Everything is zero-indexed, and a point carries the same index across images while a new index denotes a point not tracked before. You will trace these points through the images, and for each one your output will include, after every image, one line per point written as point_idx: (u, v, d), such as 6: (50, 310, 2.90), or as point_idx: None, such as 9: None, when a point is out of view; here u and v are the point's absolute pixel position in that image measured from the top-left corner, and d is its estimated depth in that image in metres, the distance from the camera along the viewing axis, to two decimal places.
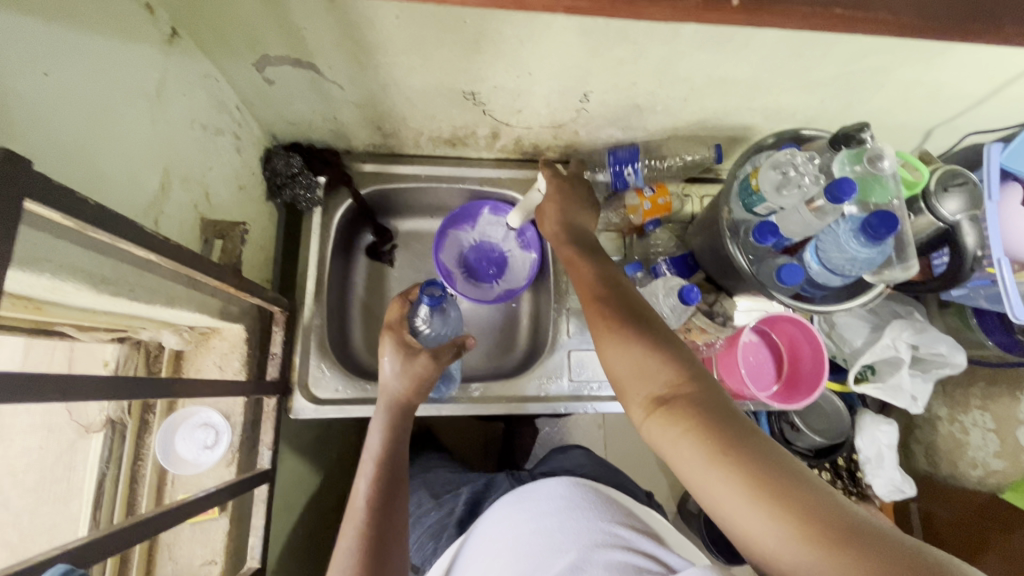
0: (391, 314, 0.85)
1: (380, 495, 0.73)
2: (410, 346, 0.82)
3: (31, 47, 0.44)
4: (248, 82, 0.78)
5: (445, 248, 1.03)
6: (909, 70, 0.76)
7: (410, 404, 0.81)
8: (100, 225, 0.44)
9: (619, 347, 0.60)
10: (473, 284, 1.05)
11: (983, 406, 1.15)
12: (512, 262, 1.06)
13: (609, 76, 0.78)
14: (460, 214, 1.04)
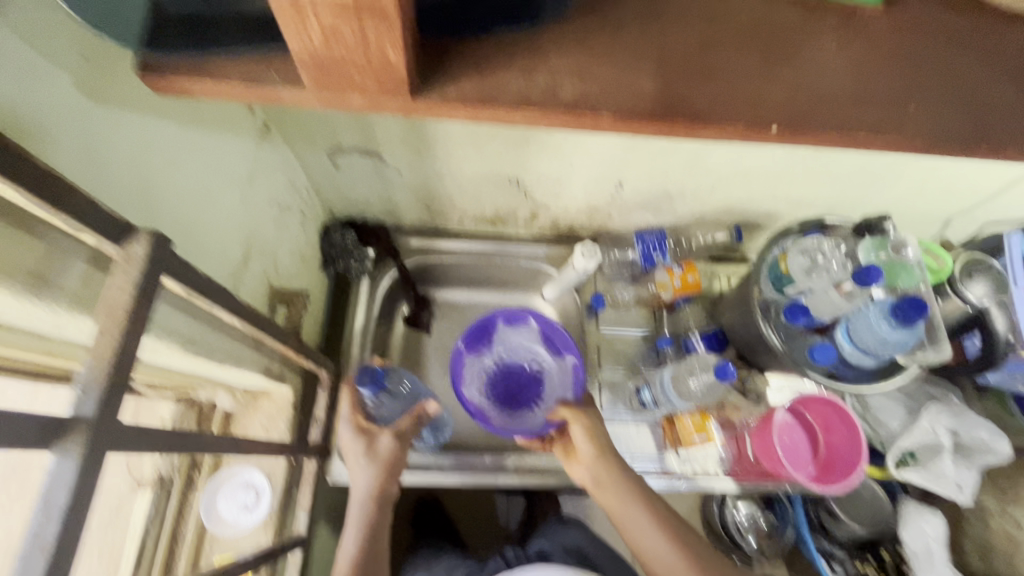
0: (342, 404, 0.83)
1: None
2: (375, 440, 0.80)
3: (167, 145, 0.52)
4: (320, 167, 0.88)
5: (467, 381, 0.93)
6: (924, 165, 0.83)
7: (386, 495, 0.78)
8: (208, 293, 0.50)
9: None
10: (512, 414, 0.88)
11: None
12: (551, 375, 0.93)
13: (643, 166, 0.86)
14: (472, 335, 0.95)
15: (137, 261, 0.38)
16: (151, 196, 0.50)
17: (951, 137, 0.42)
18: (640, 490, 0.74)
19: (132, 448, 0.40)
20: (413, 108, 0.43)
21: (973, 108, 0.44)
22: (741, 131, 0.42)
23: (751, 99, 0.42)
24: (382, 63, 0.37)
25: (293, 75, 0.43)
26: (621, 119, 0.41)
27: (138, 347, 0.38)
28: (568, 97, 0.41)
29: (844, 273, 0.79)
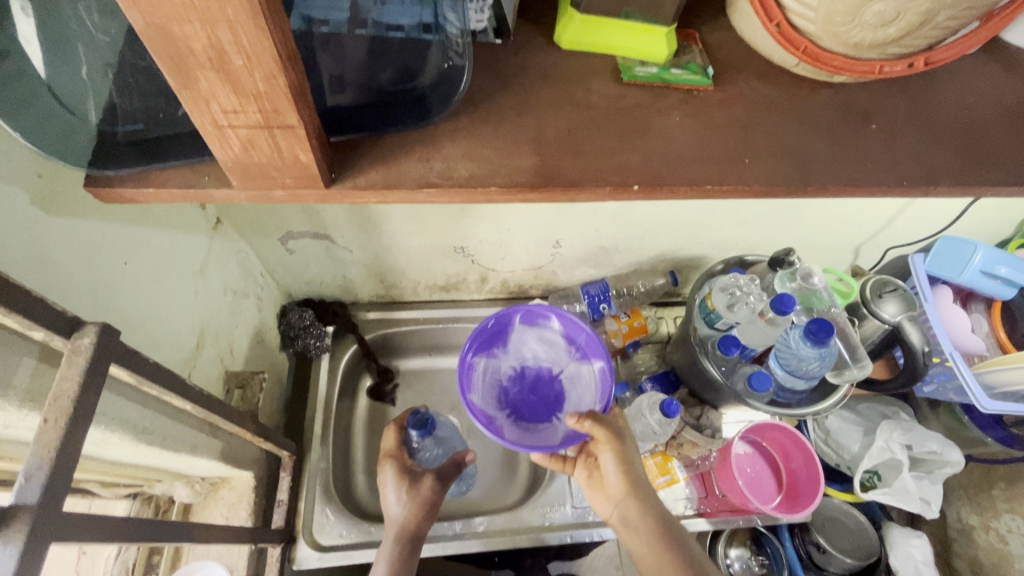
0: (388, 440, 0.88)
1: None
2: (408, 476, 0.84)
3: (119, 246, 0.57)
4: (273, 253, 0.93)
5: (477, 388, 0.86)
6: (818, 204, 0.93)
7: (419, 533, 0.81)
8: (158, 379, 0.52)
9: None
10: (529, 424, 0.85)
11: (1012, 509, 1.16)
12: (571, 382, 0.88)
13: (574, 225, 0.94)
14: (484, 339, 0.89)
15: (85, 352, 0.41)
16: (102, 294, 0.54)
17: (778, 183, 0.51)
18: (665, 528, 0.71)
19: (79, 539, 0.41)
20: (330, 195, 0.49)
21: (793, 160, 0.52)
22: (612, 192, 0.50)
23: (615, 167, 0.50)
24: (296, 163, 0.44)
25: (225, 178, 0.50)
26: (506, 190, 0.49)
27: (85, 434, 0.40)
28: (458, 177, 0.49)
29: (765, 302, 0.86)
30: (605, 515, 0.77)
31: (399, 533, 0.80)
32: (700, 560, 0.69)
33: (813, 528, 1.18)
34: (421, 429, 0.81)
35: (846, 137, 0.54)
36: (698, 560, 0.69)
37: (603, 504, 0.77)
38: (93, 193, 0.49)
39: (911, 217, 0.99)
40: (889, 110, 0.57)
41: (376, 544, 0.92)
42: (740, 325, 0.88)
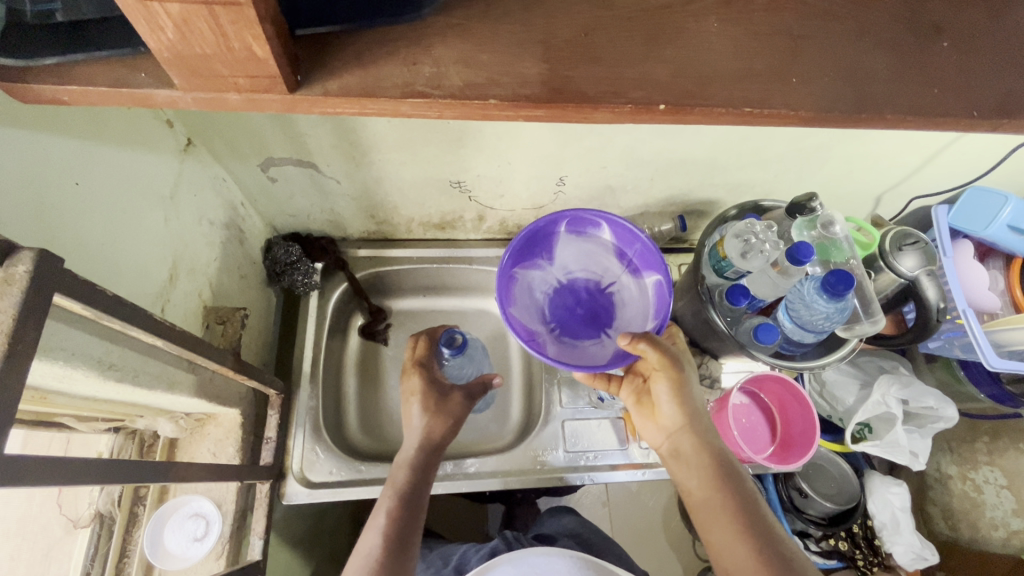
0: (416, 352, 0.87)
1: (397, 534, 0.71)
2: (429, 395, 0.84)
3: (68, 163, 0.50)
4: (254, 181, 0.86)
5: (516, 299, 0.75)
6: (849, 145, 0.85)
7: (440, 444, 0.81)
8: (118, 314, 0.47)
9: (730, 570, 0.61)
10: (577, 339, 0.73)
11: (992, 461, 1.18)
12: (623, 296, 0.77)
13: (580, 161, 0.87)
14: (527, 248, 0.77)
15: (19, 282, 0.36)
16: (49, 217, 0.48)
17: (829, 109, 0.44)
18: (720, 463, 0.66)
19: (31, 482, 0.38)
20: (298, 103, 0.42)
21: (851, 79, 0.45)
22: (631, 113, 0.43)
23: (637, 80, 0.43)
24: (250, 58, 0.37)
25: (165, 75, 0.42)
26: (509, 104, 0.42)
27: (26, 373, 0.36)
28: (453, 85, 0.42)
29: (780, 252, 0.80)
30: (655, 444, 0.73)
31: (424, 442, 0.80)
32: (756, 501, 0.64)
33: (798, 475, 1.20)
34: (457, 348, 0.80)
35: (908, 60, 0.47)
36: (754, 501, 0.64)
37: (654, 434, 0.73)
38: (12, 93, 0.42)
39: (945, 163, 0.92)
40: (961, 27, 0.49)
41: (366, 482, 0.91)
42: (750, 275, 0.83)
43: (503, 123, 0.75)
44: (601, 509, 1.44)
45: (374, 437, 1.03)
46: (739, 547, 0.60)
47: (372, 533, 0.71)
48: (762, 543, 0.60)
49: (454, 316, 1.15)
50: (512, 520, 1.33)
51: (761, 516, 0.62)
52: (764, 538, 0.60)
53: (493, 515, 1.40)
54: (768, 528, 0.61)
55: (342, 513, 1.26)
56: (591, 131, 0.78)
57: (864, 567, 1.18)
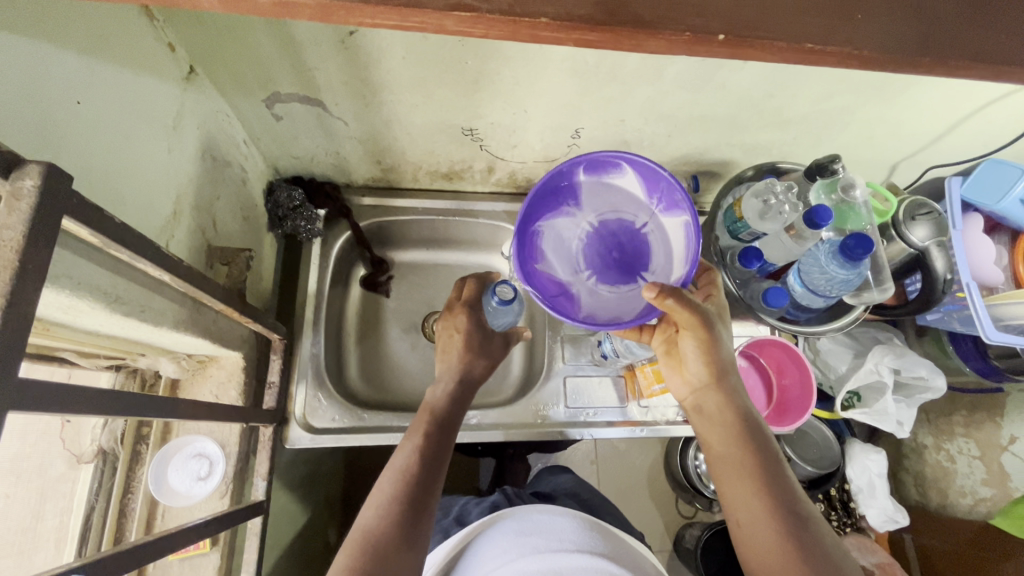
0: (466, 292, 0.88)
1: (430, 453, 0.73)
2: (473, 337, 0.86)
3: (68, 79, 0.47)
4: (259, 118, 0.82)
5: (542, 254, 0.70)
6: (874, 108, 0.83)
7: (473, 379, 0.84)
8: (128, 243, 0.45)
9: (741, 505, 0.63)
10: (609, 292, 0.69)
11: (967, 433, 1.20)
12: (655, 239, 0.70)
13: (599, 112, 0.83)
14: (550, 197, 0.71)
15: (28, 198, 0.34)
16: (49, 136, 0.45)
17: (893, 51, 0.42)
18: (742, 421, 0.67)
19: (46, 408, 0.37)
20: (331, 11, 0.40)
21: (917, 18, 0.43)
22: (688, 42, 0.41)
23: (694, 9, 0.41)
24: None
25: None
26: (561, 25, 0.40)
27: (37, 293, 0.34)
28: (500, 1, 0.39)
29: (797, 215, 0.79)
30: (679, 396, 0.75)
31: (461, 379, 0.83)
32: (777, 461, 0.65)
33: (784, 440, 1.24)
34: (506, 301, 0.83)
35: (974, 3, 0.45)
36: (774, 459, 0.65)
37: (678, 386, 0.74)
38: None
39: (967, 132, 0.90)
40: None
41: (368, 430, 0.92)
42: (764, 238, 0.83)
43: (524, 66, 0.71)
44: (591, 466, 1.48)
45: (375, 387, 1.03)
46: (755, 501, 0.62)
47: (405, 450, 0.73)
48: (777, 500, 0.62)
49: (457, 271, 1.13)
50: (505, 473, 1.36)
51: (780, 474, 0.64)
52: (781, 495, 0.62)
53: (485, 468, 1.43)
54: (785, 485, 0.63)
55: (338, 461, 1.28)
56: (614, 79, 0.74)
57: (838, 527, 1.26)
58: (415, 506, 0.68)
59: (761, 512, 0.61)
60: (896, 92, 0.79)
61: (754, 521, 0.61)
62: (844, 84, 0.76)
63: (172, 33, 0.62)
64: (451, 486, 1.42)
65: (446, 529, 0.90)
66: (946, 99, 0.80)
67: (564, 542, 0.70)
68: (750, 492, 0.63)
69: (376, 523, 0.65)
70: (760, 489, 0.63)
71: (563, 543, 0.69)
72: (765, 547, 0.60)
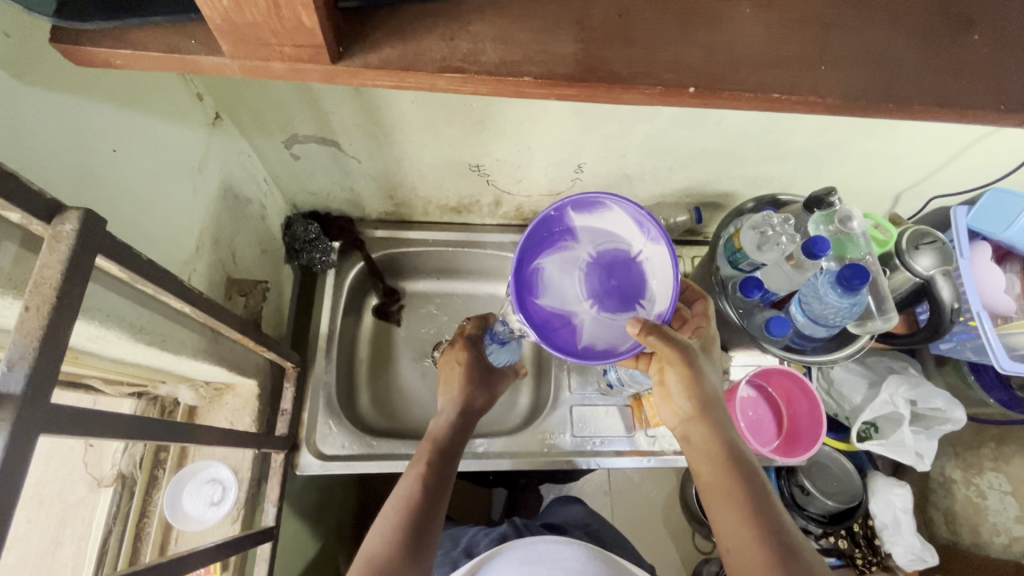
0: (469, 330, 0.92)
1: (432, 481, 0.74)
2: (473, 368, 0.89)
3: (105, 131, 0.52)
4: (277, 158, 0.87)
5: (540, 290, 0.71)
6: (870, 142, 0.85)
7: (472, 411, 0.86)
8: (153, 278, 0.49)
9: (734, 537, 0.63)
10: (607, 323, 0.70)
11: (997, 467, 1.17)
12: (651, 266, 0.70)
13: (600, 149, 0.87)
14: (546, 235, 0.73)
15: (67, 239, 0.38)
16: (86, 183, 0.50)
17: (857, 98, 0.45)
18: (729, 452, 0.68)
19: (75, 432, 0.40)
20: (336, 74, 0.43)
21: (881, 66, 0.46)
22: (661, 93, 0.44)
23: (671, 63, 0.44)
24: (297, 27, 0.38)
25: (212, 42, 0.43)
26: (543, 81, 0.43)
27: (71, 326, 0.38)
28: (487, 62, 0.43)
29: (796, 246, 0.81)
30: (669, 426, 0.76)
31: (462, 411, 0.85)
32: (766, 492, 0.66)
33: (801, 473, 1.20)
34: (504, 342, 0.90)
35: (942, 48, 0.48)
36: (763, 490, 0.65)
37: (668, 416, 0.76)
38: (62, 52, 0.44)
39: (967, 163, 0.91)
40: (994, 19, 0.49)
41: (376, 457, 0.93)
42: (764, 268, 0.84)
43: (524, 107, 0.75)
44: (602, 498, 1.46)
45: (385, 415, 1.05)
46: (743, 530, 0.63)
47: (408, 478, 0.75)
48: (766, 529, 0.62)
49: (467, 300, 1.16)
50: (515, 504, 1.36)
51: (770, 504, 0.64)
52: (770, 524, 0.62)
53: (496, 499, 1.42)
54: (776, 515, 0.63)
55: (349, 490, 1.29)
56: (612, 118, 0.78)
57: (863, 566, 1.20)
58: (416, 532, 0.69)
59: (751, 543, 0.61)
60: (891, 125, 0.80)
61: (745, 551, 0.62)
62: (836, 119, 0.78)
63: (200, 84, 0.68)
64: (463, 517, 1.42)
65: (454, 561, 0.89)
66: (942, 132, 0.81)
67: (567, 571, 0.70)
68: (740, 522, 0.63)
69: (381, 550, 0.67)
70: (748, 518, 0.63)
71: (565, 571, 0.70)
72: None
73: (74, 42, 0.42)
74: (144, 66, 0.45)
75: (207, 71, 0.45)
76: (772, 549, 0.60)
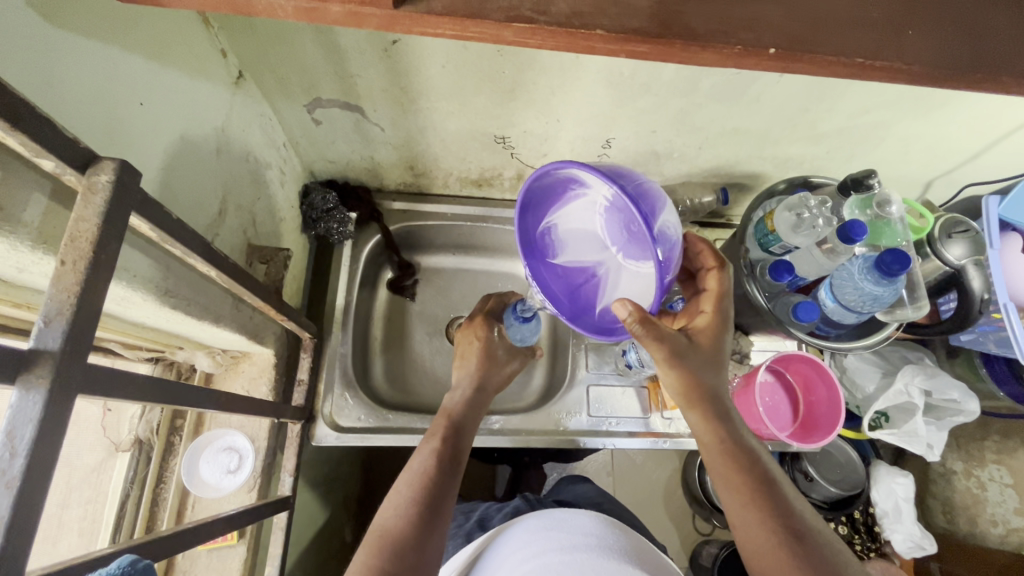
0: (487, 307, 0.93)
1: (446, 454, 0.74)
2: (493, 347, 0.88)
3: (133, 82, 0.50)
4: (298, 123, 0.84)
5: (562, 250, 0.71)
6: (911, 125, 0.83)
7: (485, 380, 0.85)
8: (182, 239, 0.47)
9: (739, 517, 0.63)
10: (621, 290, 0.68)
11: (1000, 460, 1.16)
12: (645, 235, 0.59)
13: (630, 123, 0.84)
14: (551, 190, 0.68)
15: (102, 192, 0.36)
16: (115, 134, 0.48)
17: (943, 67, 0.43)
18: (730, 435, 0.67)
19: (108, 394, 0.39)
20: (397, 20, 0.41)
21: (966, 36, 0.44)
22: (739, 55, 0.42)
23: (748, 23, 0.42)
24: None
25: None
26: (614, 36, 0.41)
27: (107, 285, 0.36)
28: (558, 13, 0.41)
29: (831, 230, 0.79)
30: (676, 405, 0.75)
31: (476, 384, 0.84)
32: (768, 473, 0.65)
33: (806, 459, 1.20)
34: (526, 318, 0.88)
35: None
36: (765, 472, 0.65)
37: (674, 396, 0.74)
38: None
39: (1007, 150, 0.88)
40: None
41: (391, 430, 0.93)
42: (796, 252, 0.82)
43: (560, 76, 0.73)
44: (607, 477, 1.47)
45: (398, 388, 1.04)
46: (746, 510, 0.63)
47: (423, 451, 0.74)
48: (769, 509, 0.62)
49: (484, 276, 1.15)
50: (519, 481, 1.36)
51: (774, 486, 0.64)
52: (774, 505, 0.62)
53: (501, 476, 1.43)
54: (778, 495, 0.63)
55: (355, 463, 1.29)
56: (648, 90, 0.75)
57: (861, 553, 1.20)
58: (431, 504, 0.68)
59: (755, 521, 0.62)
60: (932, 107, 0.78)
61: (749, 529, 0.62)
62: (879, 97, 0.75)
63: (225, 40, 0.66)
64: (468, 493, 1.43)
65: (467, 533, 0.90)
66: (988, 116, 0.79)
67: (589, 537, 0.70)
68: (743, 501, 0.63)
69: (395, 524, 0.66)
70: (751, 498, 0.63)
71: (587, 538, 0.69)
72: (761, 554, 0.61)
73: None
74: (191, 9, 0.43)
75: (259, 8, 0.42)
76: (776, 526, 0.61)
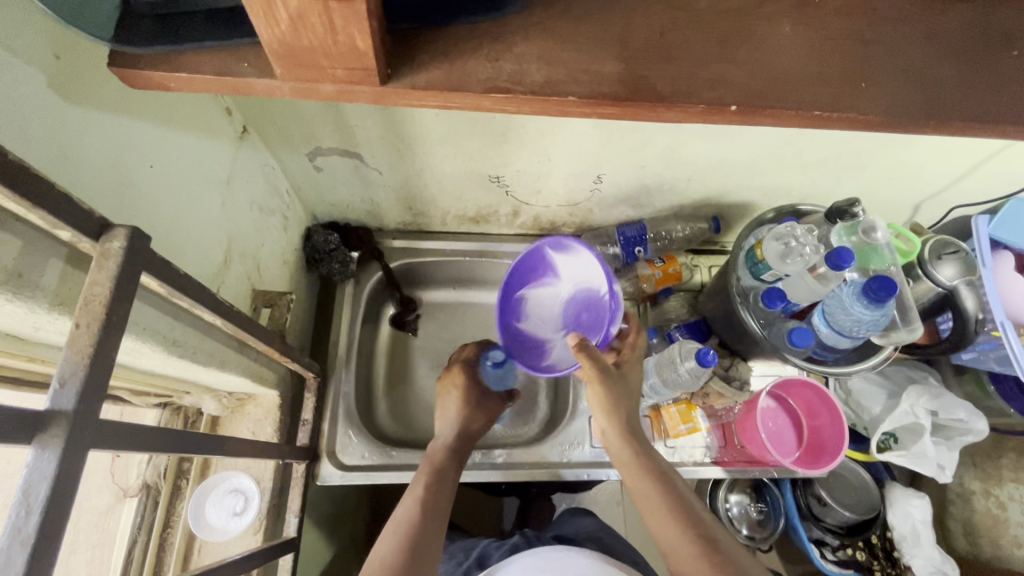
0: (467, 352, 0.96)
1: (432, 496, 0.73)
2: (470, 392, 0.90)
3: (143, 147, 0.53)
4: (300, 170, 0.88)
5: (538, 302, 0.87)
6: (891, 153, 0.85)
7: (470, 427, 0.86)
8: (190, 292, 0.50)
9: (668, 539, 0.61)
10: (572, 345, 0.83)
11: (1017, 479, 1.14)
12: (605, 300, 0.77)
13: (619, 160, 0.87)
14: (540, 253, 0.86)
15: (115, 257, 0.38)
16: (127, 197, 0.51)
17: (902, 111, 0.46)
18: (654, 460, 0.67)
19: (119, 446, 0.41)
20: (386, 93, 0.45)
21: (922, 82, 0.47)
22: (704, 111, 0.45)
23: (715, 78, 0.45)
24: (350, 49, 0.39)
25: (266, 65, 0.45)
26: (586, 100, 0.44)
27: (119, 343, 0.38)
28: (533, 82, 0.44)
29: (820, 257, 0.81)
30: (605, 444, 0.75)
31: (460, 431, 0.85)
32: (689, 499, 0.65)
33: (818, 484, 1.19)
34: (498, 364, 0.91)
35: (976, 63, 0.48)
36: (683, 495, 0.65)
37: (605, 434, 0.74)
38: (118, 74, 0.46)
39: (990, 172, 0.90)
40: None
41: (394, 467, 0.93)
42: (787, 279, 0.84)
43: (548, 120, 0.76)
44: (616, 508, 1.45)
45: (401, 424, 1.05)
46: (675, 530, 0.61)
47: (413, 493, 0.74)
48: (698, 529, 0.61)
49: (485, 310, 1.16)
50: (527, 514, 1.35)
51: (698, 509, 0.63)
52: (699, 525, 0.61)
53: (508, 509, 1.42)
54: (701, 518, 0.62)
55: (361, 500, 1.29)
56: (634, 130, 0.78)
57: None
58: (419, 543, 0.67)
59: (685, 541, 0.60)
60: (909, 135, 0.81)
61: (678, 551, 0.60)
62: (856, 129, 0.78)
63: (230, 100, 0.70)
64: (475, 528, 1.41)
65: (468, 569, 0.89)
66: (965, 142, 0.81)
67: None
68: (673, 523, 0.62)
69: (391, 560, 0.65)
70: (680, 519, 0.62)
71: None
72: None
73: (131, 65, 0.44)
74: (198, 89, 0.47)
75: (258, 86, 0.45)
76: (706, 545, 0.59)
